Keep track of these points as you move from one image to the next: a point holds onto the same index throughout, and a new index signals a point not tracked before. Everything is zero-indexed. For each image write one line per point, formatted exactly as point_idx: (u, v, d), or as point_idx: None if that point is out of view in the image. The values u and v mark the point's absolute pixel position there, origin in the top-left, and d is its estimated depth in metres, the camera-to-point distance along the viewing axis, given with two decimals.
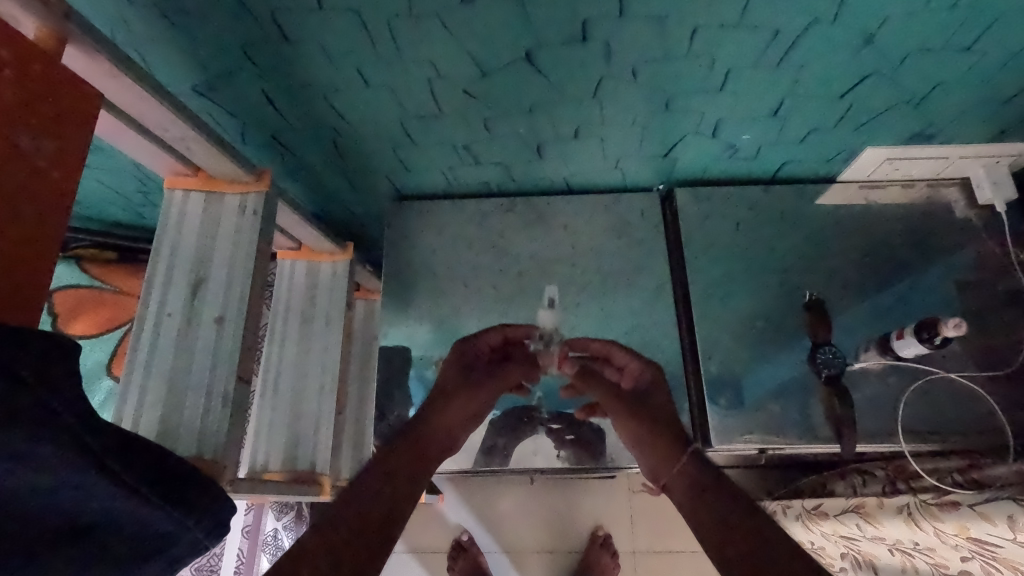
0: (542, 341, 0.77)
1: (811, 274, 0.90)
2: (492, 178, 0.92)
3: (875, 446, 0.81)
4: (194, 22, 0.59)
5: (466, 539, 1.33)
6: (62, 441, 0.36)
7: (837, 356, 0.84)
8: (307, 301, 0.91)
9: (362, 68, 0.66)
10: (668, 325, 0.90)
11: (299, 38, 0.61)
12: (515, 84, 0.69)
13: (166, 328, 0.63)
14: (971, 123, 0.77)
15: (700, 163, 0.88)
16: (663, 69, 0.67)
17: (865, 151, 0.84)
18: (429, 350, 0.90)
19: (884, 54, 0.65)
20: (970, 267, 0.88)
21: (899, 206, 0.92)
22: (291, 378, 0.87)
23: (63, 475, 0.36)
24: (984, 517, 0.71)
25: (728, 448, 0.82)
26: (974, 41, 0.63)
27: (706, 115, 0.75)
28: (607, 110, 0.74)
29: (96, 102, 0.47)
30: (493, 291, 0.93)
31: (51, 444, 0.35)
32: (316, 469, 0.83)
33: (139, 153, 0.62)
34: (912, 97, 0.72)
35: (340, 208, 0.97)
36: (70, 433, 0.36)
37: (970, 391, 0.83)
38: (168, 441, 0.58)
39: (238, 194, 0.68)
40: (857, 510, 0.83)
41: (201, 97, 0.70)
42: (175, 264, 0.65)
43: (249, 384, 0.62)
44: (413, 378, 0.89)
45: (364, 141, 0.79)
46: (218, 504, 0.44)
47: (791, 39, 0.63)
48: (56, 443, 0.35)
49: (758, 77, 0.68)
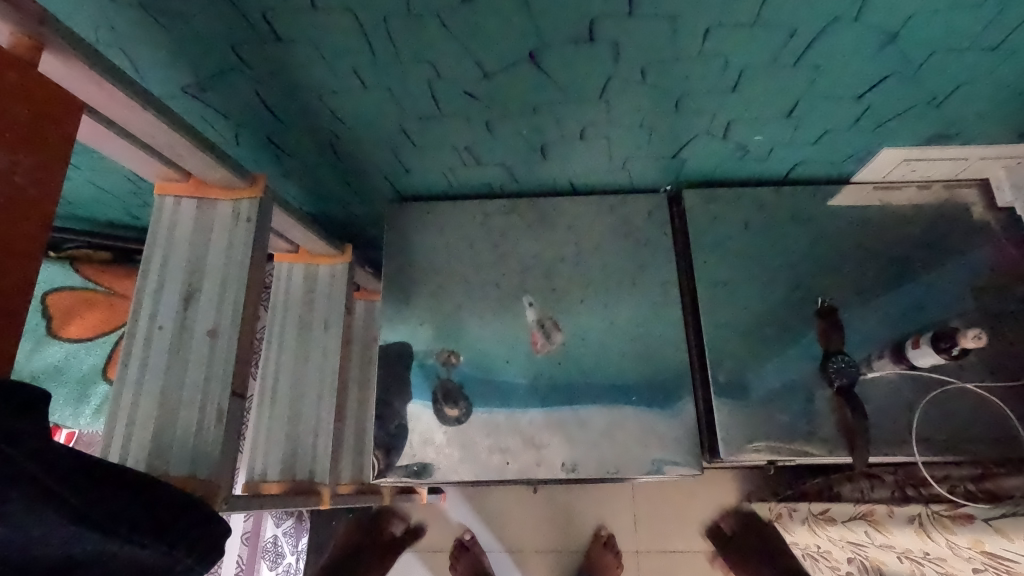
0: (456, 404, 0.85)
1: (824, 278, 0.87)
2: (494, 179, 0.89)
3: (889, 457, 0.79)
4: (183, 22, 0.57)
5: (467, 538, 1.35)
6: (28, 492, 0.33)
7: (850, 364, 0.80)
8: (305, 306, 0.89)
9: (359, 69, 0.63)
10: (675, 330, 0.87)
11: (292, 38, 0.59)
12: (519, 85, 0.66)
13: (158, 341, 0.61)
14: (994, 123, 0.74)
15: (710, 164, 0.85)
16: (673, 69, 0.64)
17: (881, 151, 0.81)
18: (432, 344, 0.88)
19: (907, 54, 0.62)
20: (987, 271, 0.85)
21: (915, 208, 0.88)
22: (289, 385, 0.85)
23: (37, 526, 0.33)
24: (999, 533, 0.66)
25: (737, 458, 0.79)
26: (1001, 41, 0.60)
27: (717, 115, 0.72)
28: (614, 110, 0.71)
29: (74, 115, 0.45)
30: (496, 295, 0.90)
31: (17, 496, 0.33)
32: (315, 478, 0.81)
33: (127, 159, 0.60)
34: (934, 97, 0.69)
35: (339, 209, 0.94)
36: (34, 482, 0.34)
37: (985, 400, 0.80)
38: (160, 460, 0.56)
39: (232, 201, 0.66)
40: (866, 517, 0.85)
41: (193, 98, 0.67)
42: (167, 274, 0.63)
43: (243, 399, 0.60)
44: (414, 369, 0.87)
45: (362, 142, 0.76)
46: (204, 525, 0.44)
47: (809, 39, 0.60)
48: (20, 497, 0.33)
49: (773, 78, 0.66)
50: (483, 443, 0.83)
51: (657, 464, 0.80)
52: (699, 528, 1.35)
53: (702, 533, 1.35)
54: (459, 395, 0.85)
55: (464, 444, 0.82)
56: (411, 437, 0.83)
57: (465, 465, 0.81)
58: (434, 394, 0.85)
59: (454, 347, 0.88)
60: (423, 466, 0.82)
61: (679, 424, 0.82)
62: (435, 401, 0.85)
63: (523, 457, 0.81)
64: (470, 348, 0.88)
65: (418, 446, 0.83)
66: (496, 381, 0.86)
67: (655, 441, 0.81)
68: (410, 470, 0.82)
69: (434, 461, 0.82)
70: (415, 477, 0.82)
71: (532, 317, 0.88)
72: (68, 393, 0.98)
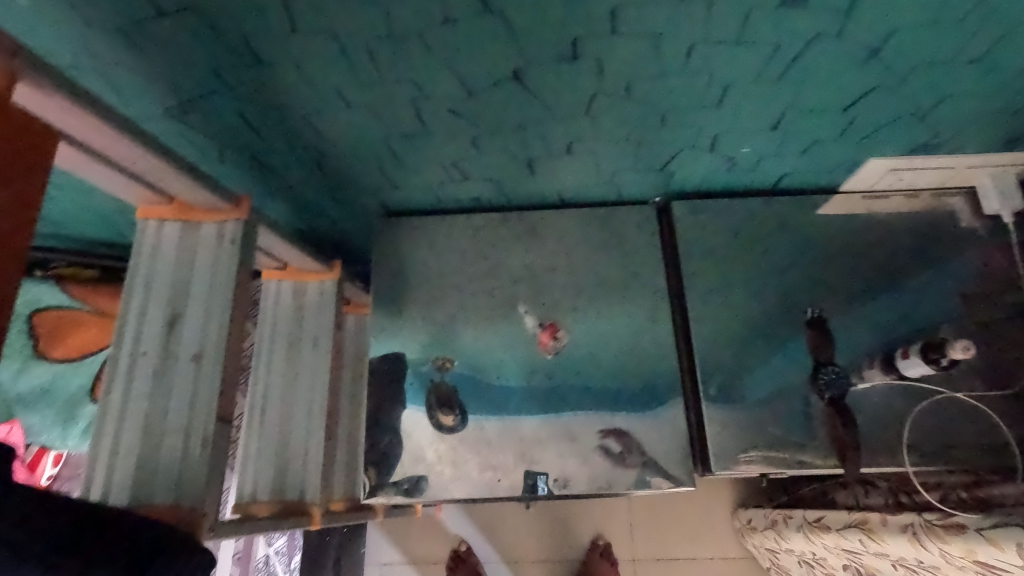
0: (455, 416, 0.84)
1: (813, 288, 0.87)
2: (483, 194, 0.89)
3: (881, 467, 0.78)
4: (162, 46, 0.56)
5: (463, 549, 1.34)
6: None
7: (841, 375, 0.81)
8: (293, 323, 0.88)
9: (342, 89, 0.62)
10: (666, 342, 0.86)
11: (273, 60, 0.58)
12: (503, 103, 0.66)
13: (141, 367, 0.60)
14: (979, 132, 0.74)
15: (698, 176, 0.85)
16: (657, 86, 0.64)
17: (868, 161, 0.81)
18: (427, 351, 0.88)
19: (890, 67, 0.62)
20: (975, 278, 0.85)
21: (903, 216, 0.89)
22: (278, 404, 0.85)
23: None
24: (990, 542, 0.67)
25: (730, 471, 0.79)
26: (983, 53, 0.60)
27: (704, 129, 0.72)
28: (600, 126, 0.71)
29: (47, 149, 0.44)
30: (486, 310, 0.89)
31: None
32: (306, 499, 0.81)
33: (107, 185, 0.59)
34: (918, 109, 0.69)
35: (326, 225, 0.94)
36: None
37: (976, 409, 0.80)
38: (144, 488, 0.56)
39: (215, 223, 0.65)
40: (860, 526, 0.88)
41: (174, 120, 0.67)
42: (150, 299, 0.63)
43: (230, 423, 0.59)
44: (409, 375, 0.87)
45: (348, 160, 0.76)
46: (186, 559, 0.45)
47: (793, 53, 0.60)
48: None
49: (758, 92, 0.66)
50: (475, 461, 0.82)
51: (648, 477, 0.80)
52: (695, 535, 1.36)
53: (699, 540, 1.35)
54: (452, 400, 0.85)
55: (454, 461, 0.82)
56: (402, 455, 0.82)
57: (456, 482, 0.81)
58: (427, 400, 0.85)
59: (448, 353, 0.87)
60: (414, 484, 0.81)
61: (672, 438, 0.81)
62: (430, 408, 0.85)
63: (514, 474, 0.81)
64: (460, 364, 0.87)
65: (409, 464, 0.82)
66: (487, 397, 0.85)
67: (648, 455, 0.81)
68: (403, 487, 0.81)
69: (424, 479, 0.81)
70: (406, 496, 0.81)
71: (531, 322, 0.88)
72: (55, 414, 1.00)
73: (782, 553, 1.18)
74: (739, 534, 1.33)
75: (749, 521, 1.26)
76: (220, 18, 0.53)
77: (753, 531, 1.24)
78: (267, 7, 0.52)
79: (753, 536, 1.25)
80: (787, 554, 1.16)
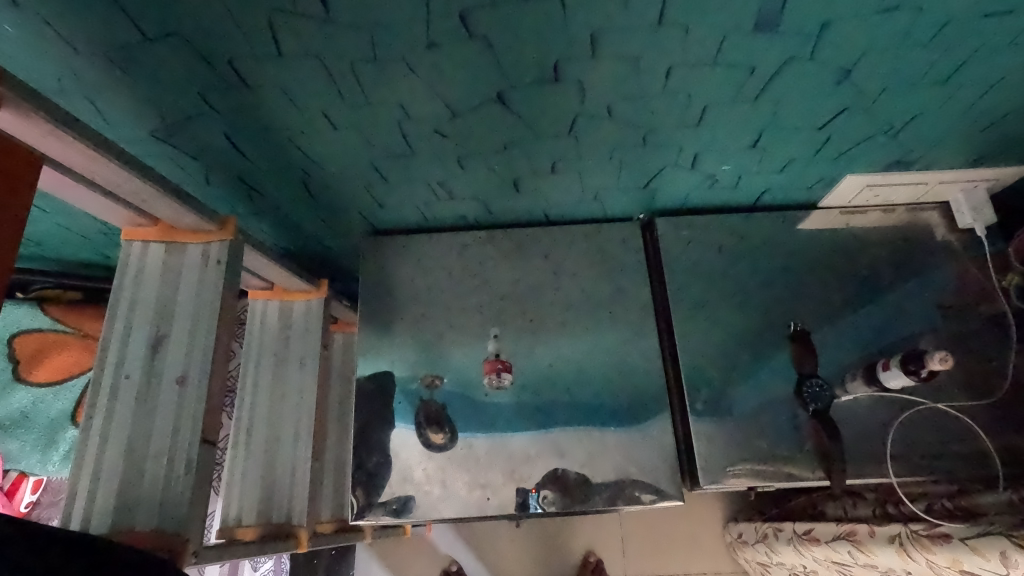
0: (447, 432, 0.84)
1: (796, 302, 0.88)
2: (469, 212, 0.90)
3: (866, 478, 0.79)
4: (149, 70, 0.57)
5: (455, 569, 1.32)
6: None
7: (823, 388, 0.82)
8: (280, 343, 0.88)
9: (329, 112, 0.63)
10: (652, 356, 0.87)
11: (261, 84, 0.59)
12: (487, 124, 0.67)
13: (124, 391, 0.59)
14: (950, 149, 0.77)
15: (681, 193, 0.87)
16: (638, 107, 0.65)
17: (845, 178, 0.83)
18: (415, 368, 0.87)
19: (862, 87, 0.64)
20: (950, 290, 0.88)
21: (881, 230, 0.91)
22: (265, 424, 0.84)
23: None
24: (975, 551, 0.67)
25: (717, 485, 0.79)
26: (950, 74, 0.63)
27: (684, 148, 0.74)
28: (584, 146, 0.72)
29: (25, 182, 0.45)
30: (472, 328, 0.89)
31: None
32: (292, 521, 0.80)
33: (91, 207, 0.59)
34: (891, 127, 0.71)
35: (313, 243, 0.94)
36: None
37: (957, 419, 0.81)
38: (125, 514, 0.55)
39: (201, 244, 0.66)
40: (848, 538, 0.89)
41: (160, 142, 0.67)
42: (133, 321, 0.62)
43: (213, 446, 0.59)
44: (397, 393, 0.86)
45: (335, 181, 0.76)
46: None
47: (768, 75, 0.61)
48: None
49: (735, 112, 0.67)
50: (463, 479, 0.81)
51: (637, 493, 0.79)
52: (687, 550, 1.35)
53: (690, 555, 1.34)
54: (441, 418, 0.84)
55: (443, 480, 0.81)
56: (390, 475, 0.82)
57: (445, 500, 0.80)
58: (417, 417, 0.85)
59: (438, 370, 0.87)
60: (402, 504, 0.80)
61: (659, 453, 0.82)
62: (419, 425, 0.84)
63: (503, 492, 0.80)
64: (448, 382, 0.87)
65: (397, 484, 0.81)
66: (477, 413, 0.85)
67: (637, 469, 0.81)
68: (391, 508, 0.80)
69: (413, 498, 0.81)
70: (395, 516, 0.80)
71: (490, 349, 0.88)
72: (35, 440, 0.96)
73: (773, 567, 1.17)
74: (730, 548, 1.33)
75: (740, 535, 1.26)
76: (207, 42, 0.54)
77: (744, 545, 1.24)
78: (254, 32, 0.53)
79: (744, 550, 1.25)
80: (777, 568, 1.16)
